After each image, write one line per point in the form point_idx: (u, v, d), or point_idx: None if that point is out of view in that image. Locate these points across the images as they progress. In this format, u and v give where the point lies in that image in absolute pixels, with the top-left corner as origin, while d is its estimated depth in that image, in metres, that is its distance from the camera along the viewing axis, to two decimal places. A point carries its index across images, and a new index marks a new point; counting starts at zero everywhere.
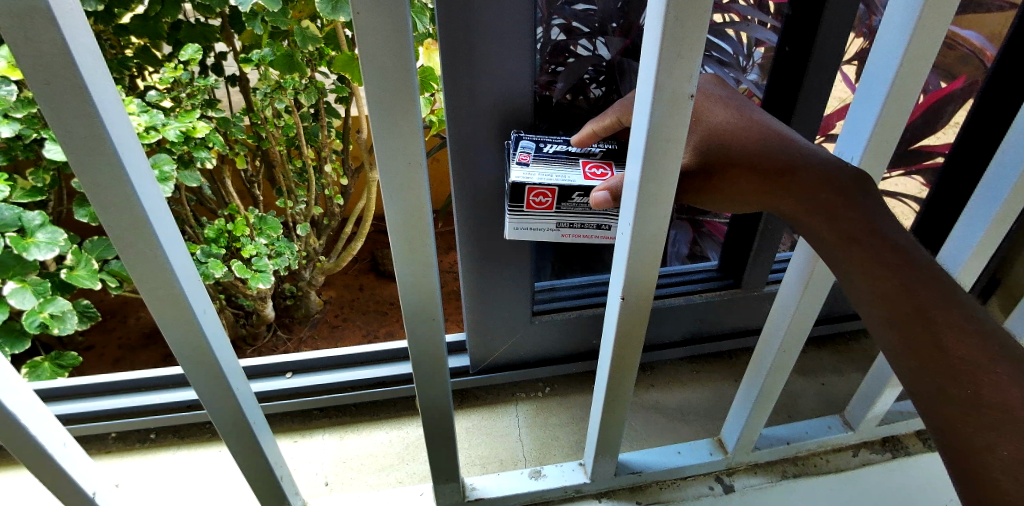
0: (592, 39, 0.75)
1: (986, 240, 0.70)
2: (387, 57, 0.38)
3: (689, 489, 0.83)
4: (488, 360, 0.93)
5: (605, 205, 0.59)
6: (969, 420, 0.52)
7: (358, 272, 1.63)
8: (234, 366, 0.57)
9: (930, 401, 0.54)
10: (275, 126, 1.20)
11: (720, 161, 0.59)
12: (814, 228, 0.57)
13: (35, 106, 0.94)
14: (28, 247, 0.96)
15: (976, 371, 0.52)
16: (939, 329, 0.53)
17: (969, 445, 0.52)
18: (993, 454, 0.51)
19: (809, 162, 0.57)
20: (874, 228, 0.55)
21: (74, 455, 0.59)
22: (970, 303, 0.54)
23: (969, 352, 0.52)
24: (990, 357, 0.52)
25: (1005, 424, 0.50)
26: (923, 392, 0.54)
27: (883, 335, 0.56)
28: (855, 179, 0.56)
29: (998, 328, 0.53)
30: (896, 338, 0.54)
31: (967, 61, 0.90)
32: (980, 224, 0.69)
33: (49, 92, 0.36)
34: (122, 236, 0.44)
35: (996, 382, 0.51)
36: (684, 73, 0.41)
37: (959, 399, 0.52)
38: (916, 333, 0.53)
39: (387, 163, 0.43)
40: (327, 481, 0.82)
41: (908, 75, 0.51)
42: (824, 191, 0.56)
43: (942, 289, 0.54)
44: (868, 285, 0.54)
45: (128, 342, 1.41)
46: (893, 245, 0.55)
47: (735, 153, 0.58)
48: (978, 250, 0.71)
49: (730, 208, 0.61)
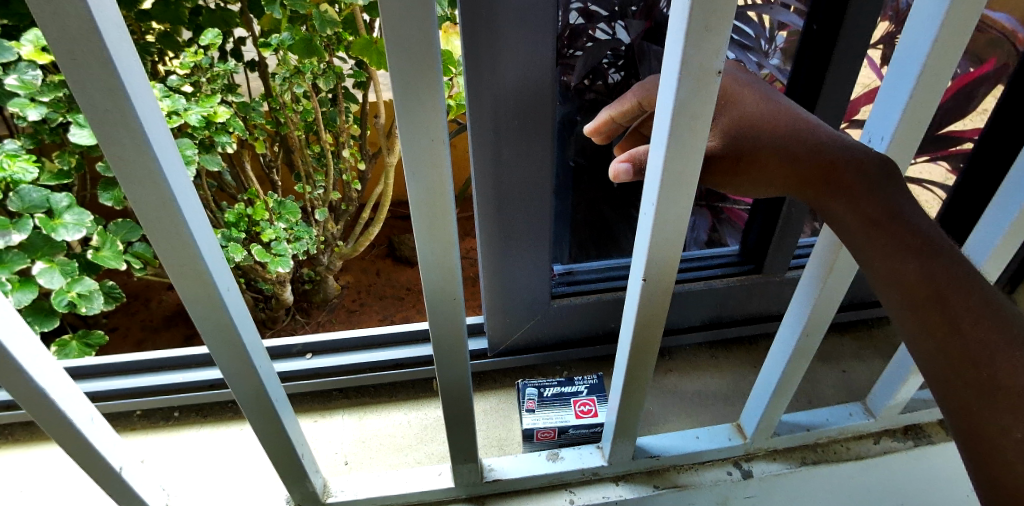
0: (611, 24, 0.74)
1: (1015, 228, 0.67)
2: (411, 34, 0.37)
3: (707, 473, 0.83)
4: (505, 343, 0.93)
5: (625, 176, 0.58)
6: (985, 402, 0.51)
7: (375, 258, 1.64)
8: (257, 345, 0.58)
9: (945, 384, 0.53)
10: (294, 111, 1.20)
11: (747, 145, 0.57)
12: (837, 213, 0.56)
13: (61, 89, 0.95)
14: (57, 228, 0.99)
15: (993, 356, 0.51)
16: (955, 313, 0.52)
17: (985, 427, 0.52)
18: (1007, 436, 0.51)
19: (835, 148, 0.55)
20: (897, 214, 0.54)
21: (101, 430, 0.61)
22: (990, 289, 0.53)
23: (986, 336, 0.51)
24: (1007, 342, 0.51)
25: (1020, 410, 0.50)
26: (940, 376, 0.54)
27: (900, 321, 0.55)
28: (880, 167, 0.54)
29: (1015, 314, 0.52)
30: (913, 324, 0.54)
31: (998, 45, 0.88)
32: (1010, 211, 0.66)
33: (78, 69, 0.36)
34: (149, 213, 0.44)
35: (1014, 366, 0.50)
36: (712, 48, 0.40)
37: (971, 384, 0.52)
38: (932, 318, 0.53)
39: (410, 142, 0.43)
40: (346, 460, 0.84)
41: (941, 57, 0.48)
42: (847, 177, 0.54)
43: (963, 276, 0.52)
44: (886, 270, 0.54)
45: (152, 324, 1.44)
46: (914, 233, 0.53)
47: (762, 137, 0.56)
48: (1008, 237, 0.68)
49: (755, 192, 0.60)
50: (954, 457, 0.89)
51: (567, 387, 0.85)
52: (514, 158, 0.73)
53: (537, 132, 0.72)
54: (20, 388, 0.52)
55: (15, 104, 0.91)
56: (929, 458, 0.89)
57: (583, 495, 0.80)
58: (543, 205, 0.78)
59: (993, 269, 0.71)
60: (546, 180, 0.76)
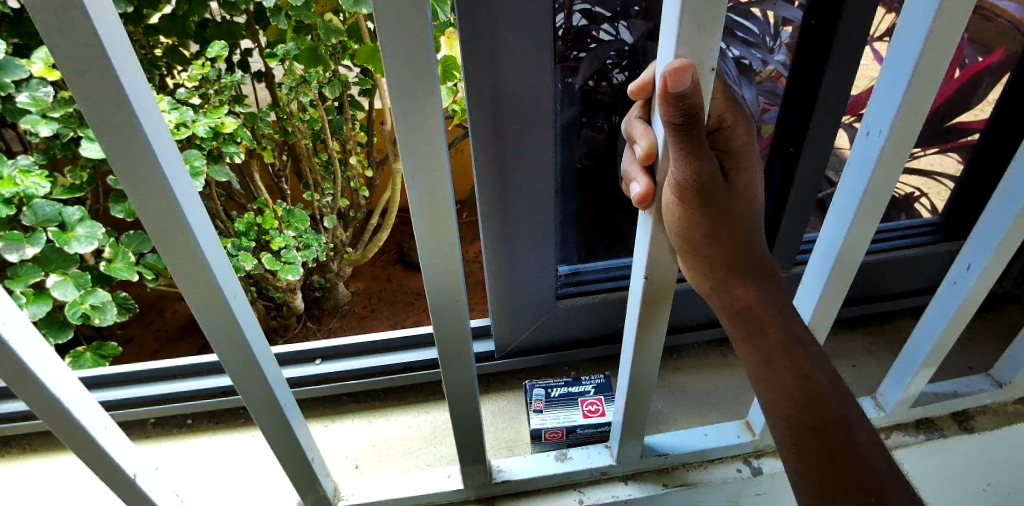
0: (614, 24, 0.74)
1: (1005, 243, 0.64)
2: (407, 41, 0.38)
3: (716, 471, 0.82)
4: (514, 344, 0.93)
5: (649, 200, 0.50)
6: (828, 440, 0.54)
7: (385, 264, 1.65)
8: (266, 352, 0.59)
9: (801, 433, 0.55)
10: (301, 120, 1.22)
11: (693, 228, 0.50)
12: (733, 293, 0.56)
13: (71, 105, 0.97)
14: (69, 241, 1.00)
15: (826, 397, 0.55)
16: (801, 368, 0.55)
17: (836, 461, 0.54)
18: (849, 464, 0.53)
19: (752, 247, 0.55)
20: (770, 300, 0.56)
21: (115, 438, 0.62)
22: (811, 347, 0.57)
23: (820, 383, 0.55)
24: (834, 386, 0.55)
25: (844, 435, 0.54)
26: (795, 427, 0.55)
27: (773, 395, 0.56)
28: (764, 265, 0.56)
29: (829, 367, 0.57)
30: (787, 404, 0.55)
31: (1006, 34, 0.87)
32: (998, 226, 0.64)
33: (84, 83, 0.37)
34: (156, 223, 0.45)
35: (838, 401, 0.55)
36: (705, 45, 0.40)
37: (842, 482, 0.53)
38: (787, 373, 0.55)
39: (408, 146, 0.44)
40: (357, 464, 0.84)
41: (939, 42, 0.46)
42: (744, 268, 0.56)
43: (803, 345, 0.56)
44: (762, 333, 0.56)
45: (165, 335, 1.46)
46: (794, 321, 0.57)
47: (701, 227, 0.50)
48: (999, 253, 0.65)
49: (692, 257, 0.53)
50: (969, 449, 0.88)
51: (574, 387, 0.85)
52: (517, 160, 0.74)
53: (538, 133, 0.72)
54: (35, 397, 0.53)
55: (27, 121, 0.93)
56: (944, 451, 0.87)
57: (592, 495, 0.80)
58: (545, 206, 0.79)
59: (984, 287, 0.68)
60: (547, 181, 0.77)
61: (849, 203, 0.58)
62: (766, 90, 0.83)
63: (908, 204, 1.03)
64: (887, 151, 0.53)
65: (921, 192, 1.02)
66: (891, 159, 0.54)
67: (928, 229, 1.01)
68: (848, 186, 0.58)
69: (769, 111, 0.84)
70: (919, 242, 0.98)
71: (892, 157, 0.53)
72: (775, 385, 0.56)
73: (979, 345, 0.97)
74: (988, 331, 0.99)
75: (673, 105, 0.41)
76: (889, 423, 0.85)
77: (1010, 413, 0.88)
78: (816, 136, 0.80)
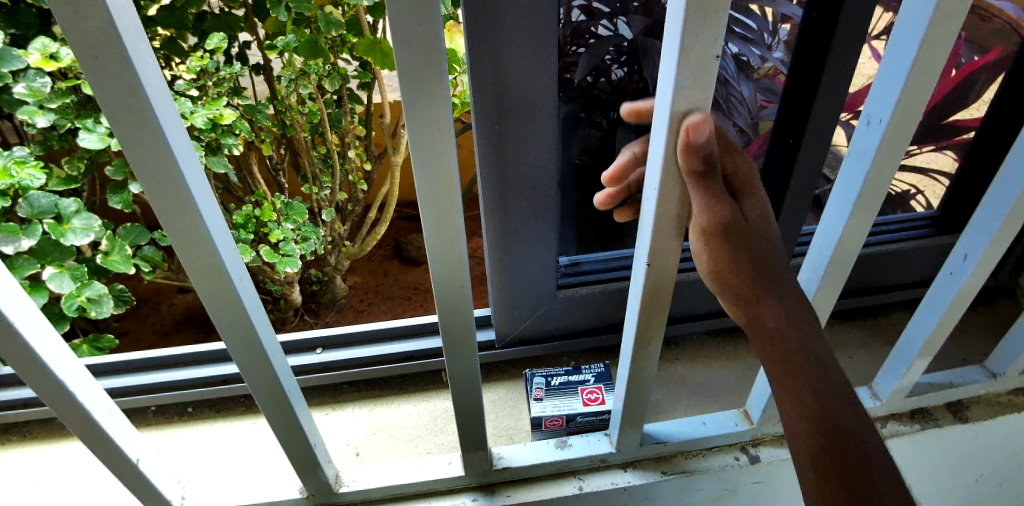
0: (613, 20, 0.75)
1: (999, 236, 0.65)
2: (417, 27, 0.38)
3: (714, 459, 0.83)
4: (513, 334, 0.94)
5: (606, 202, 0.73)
6: (847, 466, 0.55)
7: (382, 258, 1.65)
8: (270, 338, 0.59)
9: (819, 459, 0.55)
10: (300, 113, 1.22)
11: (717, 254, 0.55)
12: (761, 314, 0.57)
13: (69, 95, 0.96)
14: (65, 233, 1.00)
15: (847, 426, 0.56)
16: (823, 392, 0.56)
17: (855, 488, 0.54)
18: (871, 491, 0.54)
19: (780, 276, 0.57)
20: (796, 323, 0.57)
21: (119, 423, 0.62)
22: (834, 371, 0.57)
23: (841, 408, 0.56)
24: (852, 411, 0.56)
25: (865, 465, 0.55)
26: (812, 453, 0.56)
27: (794, 417, 0.57)
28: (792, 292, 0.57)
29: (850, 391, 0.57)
30: (809, 428, 0.56)
31: (1002, 34, 0.88)
32: (993, 220, 0.65)
33: (96, 65, 0.37)
34: (165, 207, 0.45)
35: (857, 428, 0.56)
36: (710, 34, 0.41)
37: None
38: (808, 396, 0.56)
39: (416, 132, 0.44)
40: (357, 452, 0.85)
41: (938, 34, 0.46)
42: (774, 294, 0.57)
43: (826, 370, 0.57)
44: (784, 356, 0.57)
45: (162, 328, 1.46)
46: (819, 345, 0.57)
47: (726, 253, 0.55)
48: (993, 246, 0.66)
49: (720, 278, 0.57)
50: (962, 439, 0.89)
51: (574, 376, 0.87)
52: (519, 151, 0.74)
53: (540, 125, 0.72)
54: (40, 381, 0.53)
55: (24, 112, 0.93)
56: (938, 441, 0.88)
57: (592, 482, 0.81)
58: (547, 197, 0.79)
59: (978, 279, 0.69)
60: (549, 173, 0.77)
61: (848, 193, 0.58)
62: (763, 87, 0.83)
63: (903, 200, 1.03)
64: (886, 142, 0.53)
65: (917, 189, 1.02)
66: (890, 149, 0.54)
67: (924, 222, 1.02)
68: (847, 177, 0.58)
69: (766, 108, 0.85)
70: (915, 236, 0.99)
71: (891, 147, 0.54)
72: (796, 409, 0.56)
73: (973, 337, 0.98)
74: (982, 324, 1.00)
75: (693, 156, 0.46)
76: (885, 412, 0.86)
77: (1003, 404, 0.89)
78: (814, 129, 0.80)
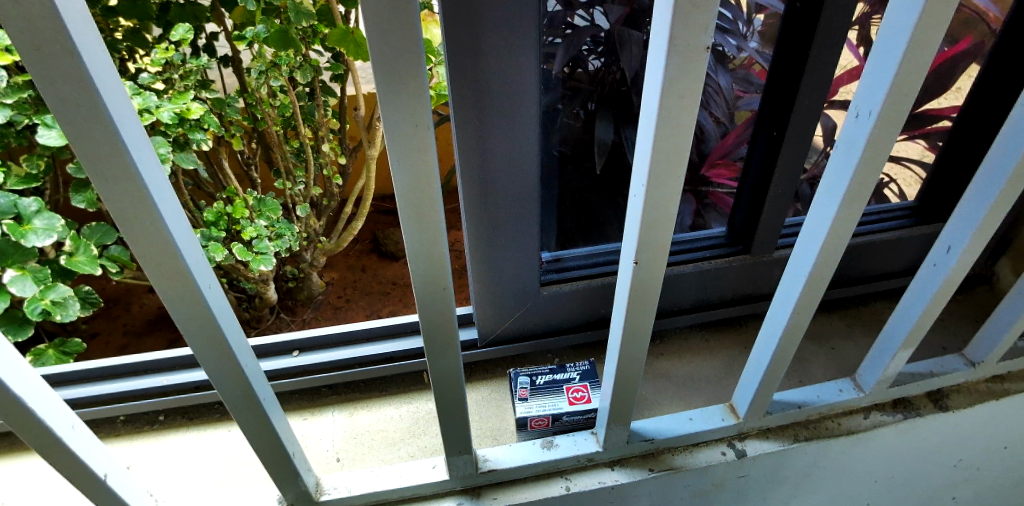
0: (590, 10, 0.73)
1: (983, 227, 0.65)
2: (392, 16, 0.36)
3: (701, 455, 0.83)
4: (497, 332, 0.92)
5: None
6: None
7: (359, 253, 1.62)
8: (242, 343, 0.57)
9: None
10: (271, 106, 1.18)
11: None
12: None
13: (25, 90, 0.91)
14: (26, 234, 0.95)
15: None
16: None
17: None
18: None
19: None
20: None
21: (84, 438, 0.59)
22: None
23: None
24: None
25: None
26: None
27: None
28: None
29: None
30: None
31: (971, 24, 0.89)
32: (977, 212, 0.65)
33: (40, 58, 0.34)
34: (123, 210, 0.42)
35: None
36: (701, 23, 0.39)
37: None
38: None
39: (393, 127, 0.42)
40: (338, 457, 0.83)
41: (929, 25, 0.45)
42: None
43: None
44: None
45: (132, 329, 1.41)
46: None
47: None
48: (977, 237, 0.66)
49: None
50: (943, 426, 0.90)
51: (559, 375, 0.85)
52: (500, 145, 0.72)
53: (521, 118, 0.70)
54: None
55: None
56: (919, 429, 0.89)
57: (579, 482, 0.80)
58: (529, 192, 0.78)
59: (961, 270, 0.69)
60: (530, 168, 0.75)
61: (837, 186, 0.58)
62: (740, 77, 0.84)
63: (877, 190, 1.04)
64: (875, 134, 0.53)
65: (890, 178, 1.03)
66: (879, 142, 0.53)
67: (903, 213, 1.02)
68: (836, 170, 0.57)
69: (743, 98, 0.86)
70: (897, 226, 1.00)
71: (880, 139, 0.53)
72: None
73: (951, 325, 0.99)
74: (960, 313, 1.01)
75: None
76: (868, 403, 0.87)
77: (982, 391, 0.90)
78: (797, 122, 0.80)
